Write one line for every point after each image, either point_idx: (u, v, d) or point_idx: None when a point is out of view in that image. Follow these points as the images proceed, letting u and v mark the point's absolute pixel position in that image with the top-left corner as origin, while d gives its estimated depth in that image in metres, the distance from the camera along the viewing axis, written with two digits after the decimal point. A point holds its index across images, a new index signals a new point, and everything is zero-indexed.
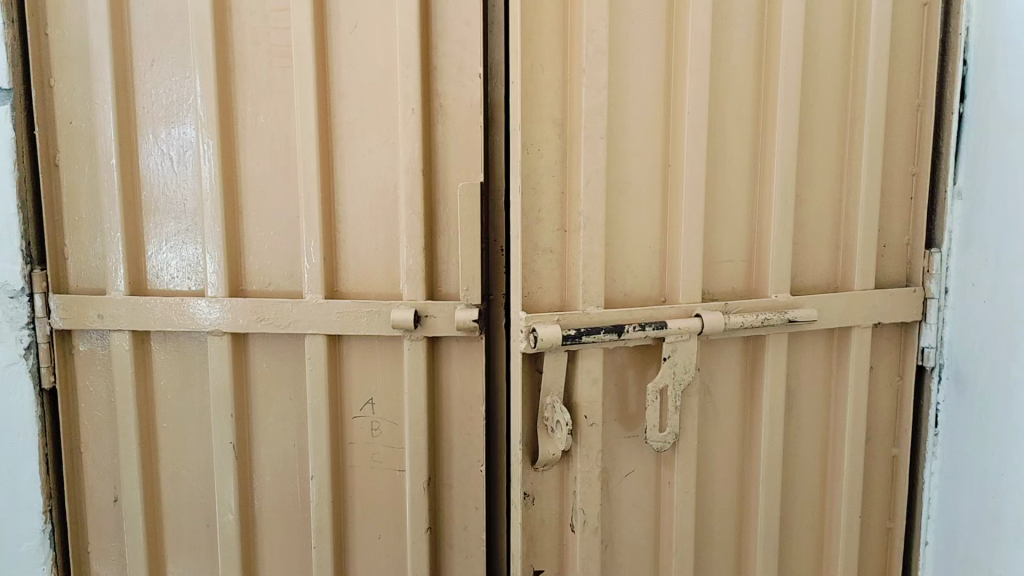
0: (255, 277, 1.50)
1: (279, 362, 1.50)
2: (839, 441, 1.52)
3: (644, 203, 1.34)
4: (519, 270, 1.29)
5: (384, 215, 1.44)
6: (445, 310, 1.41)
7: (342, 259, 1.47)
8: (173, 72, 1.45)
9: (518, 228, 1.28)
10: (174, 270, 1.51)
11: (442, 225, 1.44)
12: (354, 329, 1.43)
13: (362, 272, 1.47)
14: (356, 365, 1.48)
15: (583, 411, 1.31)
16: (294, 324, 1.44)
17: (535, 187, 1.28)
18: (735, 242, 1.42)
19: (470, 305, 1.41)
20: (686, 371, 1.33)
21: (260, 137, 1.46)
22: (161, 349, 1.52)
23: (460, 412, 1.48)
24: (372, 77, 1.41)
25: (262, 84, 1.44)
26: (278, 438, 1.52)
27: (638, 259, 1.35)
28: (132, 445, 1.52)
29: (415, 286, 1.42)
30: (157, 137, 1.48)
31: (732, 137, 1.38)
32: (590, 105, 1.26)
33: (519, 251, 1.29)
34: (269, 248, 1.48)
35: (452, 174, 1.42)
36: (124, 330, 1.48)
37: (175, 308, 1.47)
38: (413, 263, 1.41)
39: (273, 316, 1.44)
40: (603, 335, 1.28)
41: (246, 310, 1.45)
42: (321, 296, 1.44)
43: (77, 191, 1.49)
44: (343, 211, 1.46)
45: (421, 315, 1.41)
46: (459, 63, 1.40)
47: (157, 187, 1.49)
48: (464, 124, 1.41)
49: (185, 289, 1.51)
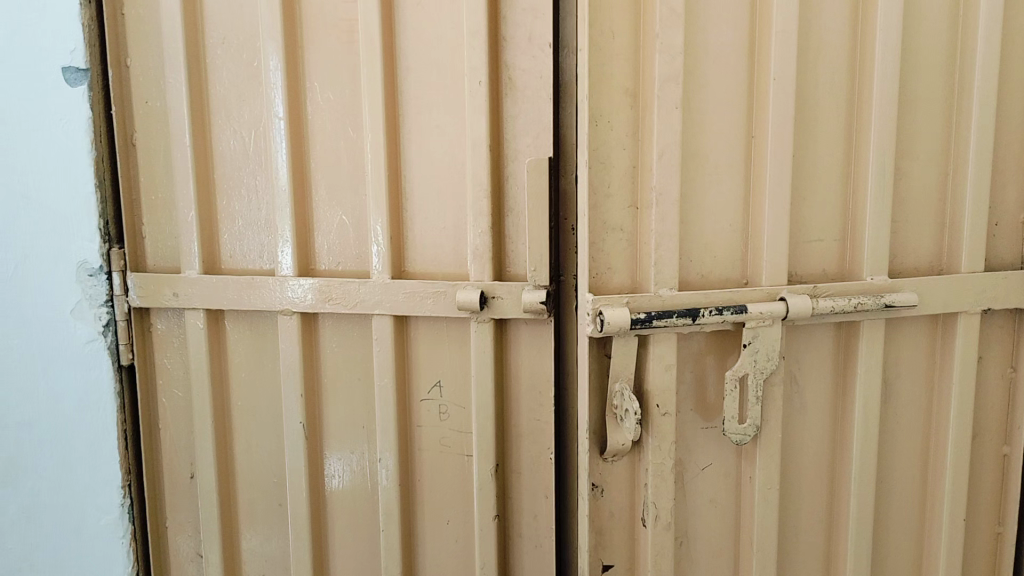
0: (324, 257, 1.48)
1: (347, 343, 1.48)
2: (942, 437, 1.39)
3: (725, 177, 1.25)
4: (586, 250, 1.22)
5: (452, 192, 1.39)
6: (512, 292, 1.36)
7: (410, 238, 1.43)
8: (243, 51, 1.44)
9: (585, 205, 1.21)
10: (246, 249, 1.50)
11: (511, 202, 1.38)
12: (422, 310, 1.40)
13: (430, 251, 1.43)
14: (424, 347, 1.45)
15: (655, 400, 1.23)
16: (362, 303, 1.42)
17: (604, 161, 1.21)
18: (826, 220, 1.31)
19: (538, 286, 1.34)
20: (769, 359, 1.23)
21: (328, 115, 1.43)
22: (233, 328, 1.52)
23: (530, 398, 1.42)
24: (439, 47, 1.36)
25: (330, 59, 1.41)
26: (347, 419, 1.50)
27: (717, 238, 1.26)
28: (207, 424, 1.53)
29: (483, 266, 1.36)
30: (228, 116, 1.47)
31: (822, 106, 1.28)
32: (664, 72, 1.18)
33: (586, 230, 1.22)
34: (338, 228, 1.46)
35: (519, 150, 1.36)
36: (198, 309, 1.49)
37: (245, 287, 1.46)
38: (480, 242, 1.36)
39: (340, 297, 1.42)
40: (676, 319, 1.19)
41: (314, 292, 1.43)
42: (388, 276, 1.41)
43: (154, 170, 1.51)
44: (410, 189, 1.42)
45: (488, 296, 1.36)
46: (529, 33, 1.33)
47: (229, 167, 1.48)
48: (533, 96, 1.34)
49: (257, 268, 1.50)
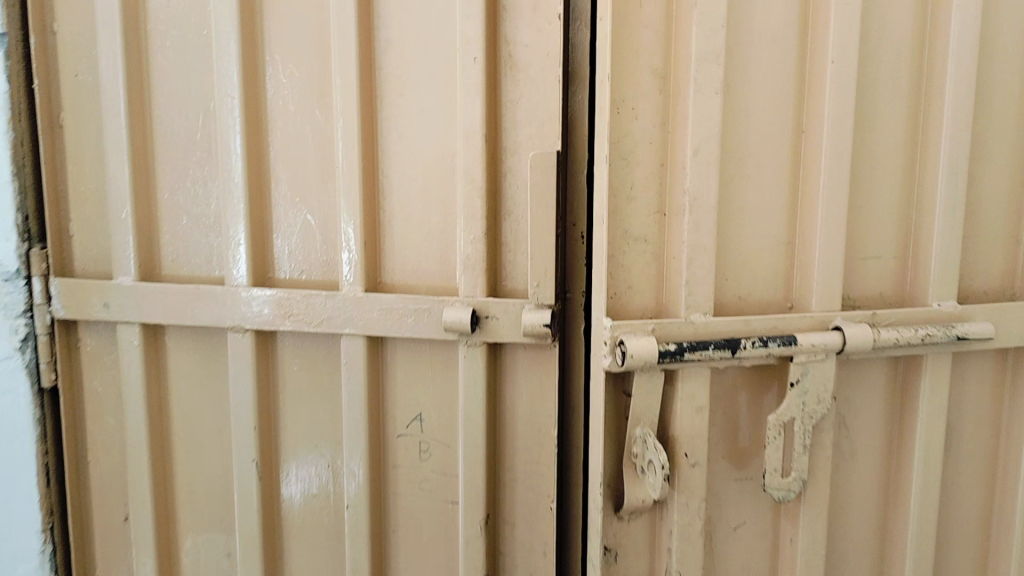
0: (285, 264, 1.25)
1: (311, 366, 1.25)
2: (1010, 490, 1.18)
3: (770, 179, 1.03)
4: (603, 265, 1.00)
5: (437, 191, 1.17)
6: (510, 311, 1.14)
7: (387, 244, 1.21)
8: (190, 17, 1.21)
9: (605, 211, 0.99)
10: (191, 252, 1.27)
11: (509, 204, 1.15)
12: (400, 330, 1.18)
13: (410, 259, 1.20)
14: (401, 373, 1.22)
15: (683, 448, 1.02)
16: (328, 321, 1.19)
17: (628, 157, 0.98)
18: (885, 233, 1.09)
19: (541, 305, 1.12)
20: (820, 401, 1.03)
21: (290, 95, 1.20)
22: (176, 346, 1.29)
23: (528, 437, 1.20)
24: (426, 16, 1.13)
25: (294, 28, 1.18)
26: (309, 456, 1.27)
27: (759, 252, 1.04)
28: (142, 458, 1.30)
29: (474, 280, 1.15)
30: (172, 94, 1.23)
31: (885, 96, 1.07)
32: (703, 50, 0.95)
33: (605, 241, 0.99)
34: (302, 230, 1.23)
35: (519, 141, 1.13)
36: (133, 322, 1.26)
37: (189, 297, 1.23)
38: (471, 251, 1.14)
39: (303, 312, 1.20)
40: (712, 352, 0.98)
41: (271, 305, 1.21)
42: (361, 290, 1.18)
43: (84, 158, 1.27)
44: (387, 186, 1.19)
45: (480, 315, 1.14)
46: (535, 0, 1.10)
47: (172, 155, 1.25)
48: (538, 78, 1.11)
49: (204, 275, 1.27)
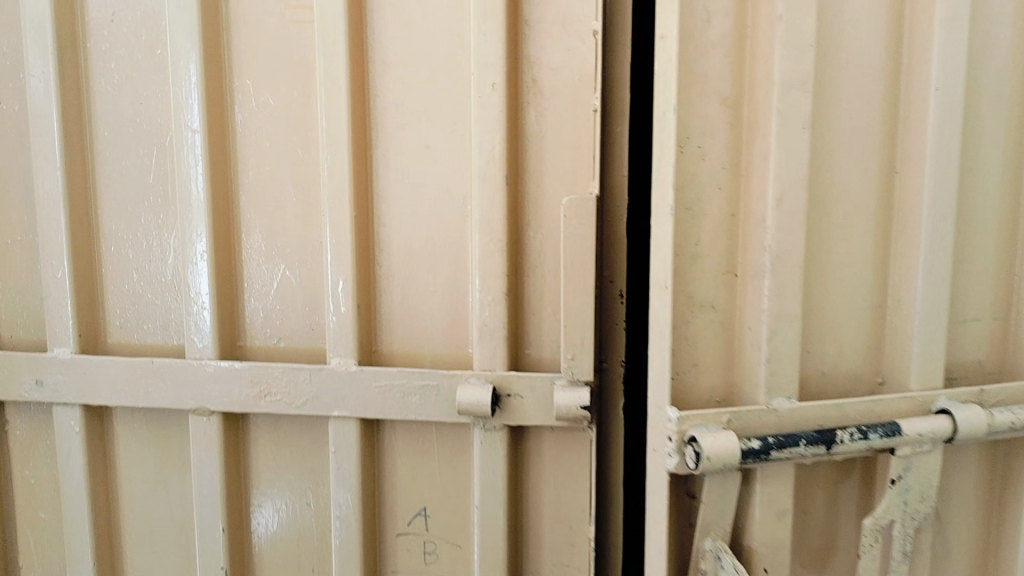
0: (258, 330, 1.03)
1: (293, 452, 1.04)
2: None
3: (859, 229, 0.85)
4: (665, 341, 0.80)
5: (445, 242, 0.97)
6: (537, 388, 0.94)
7: (384, 306, 1.00)
8: (139, 33, 1.00)
9: (666, 274, 0.79)
10: (144, 316, 1.05)
11: (533, 258, 0.95)
12: (402, 413, 0.97)
13: (412, 323, 0.99)
14: (401, 459, 1.02)
15: (761, 562, 0.83)
16: (313, 402, 0.98)
17: (693, 208, 0.79)
18: (988, 291, 0.91)
19: (575, 382, 0.92)
20: (923, 500, 0.86)
21: (264, 125, 0.99)
22: (126, 428, 1.07)
23: (556, 536, 1.00)
24: (429, 32, 0.93)
25: (268, 47, 0.97)
26: (291, 558, 1.07)
27: (844, 318, 0.86)
28: (88, 560, 1.09)
29: (493, 351, 0.95)
30: (118, 127, 1.02)
31: (992, 127, 0.88)
32: (788, 74, 0.76)
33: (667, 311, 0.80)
34: (280, 289, 1.01)
35: (546, 182, 0.93)
36: (71, 403, 1.04)
37: (140, 373, 1.01)
38: (490, 316, 0.95)
39: (282, 391, 0.99)
40: (803, 449, 0.79)
41: (243, 382, 0.99)
42: (354, 363, 0.97)
43: (11, 203, 1.06)
44: (384, 237, 0.98)
45: (501, 393, 0.94)
46: (565, 13, 0.90)
47: (117, 198, 1.04)
48: (568, 106, 0.91)
49: (159, 342, 1.05)
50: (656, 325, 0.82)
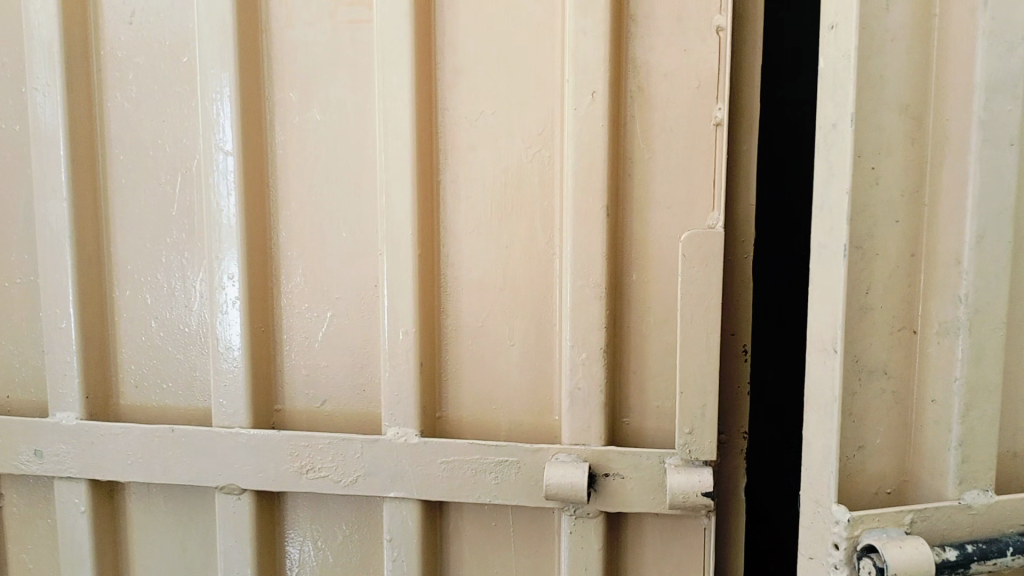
0: (298, 391, 0.85)
1: (338, 538, 0.87)
2: None
3: None
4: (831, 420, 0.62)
5: (527, 287, 0.80)
6: (643, 467, 0.76)
7: (451, 364, 0.82)
8: (161, 38, 0.84)
9: (834, 333, 0.61)
10: (162, 373, 0.88)
11: (636, 306, 0.77)
12: (475, 496, 0.79)
13: (485, 385, 0.82)
14: (469, 548, 0.84)
15: None
16: (365, 481, 0.81)
17: (865, 247, 0.62)
18: None
19: (691, 461, 0.74)
20: None
21: (309, 147, 0.82)
22: (140, 505, 0.91)
23: None
24: (511, 32, 0.77)
25: (315, 53, 0.81)
26: None
27: None
28: None
29: (588, 421, 0.77)
30: (134, 150, 0.86)
31: None
32: (992, 78, 0.59)
33: (834, 380, 0.62)
34: (325, 343, 0.84)
35: (654, 213, 0.76)
36: (76, 478, 0.87)
37: (158, 444, 0.84)
38: (584, 377, 0.77)
39: (327, 467, 0.81)
40: (1010, 560, 0.61)
41: (279, 454, 0.82)
42: (415, 434, 0.80)
43: (9, 239, 0.90)
44: (451, 280, 0.81)
45: (599, 474, 0.77)
46: (682, 6, 0.73)
47: (133, 234, 0.87)
48: (685, 121, 0.74)
49: (179, 404, 0.88)
50: (816, 396, 0.64)
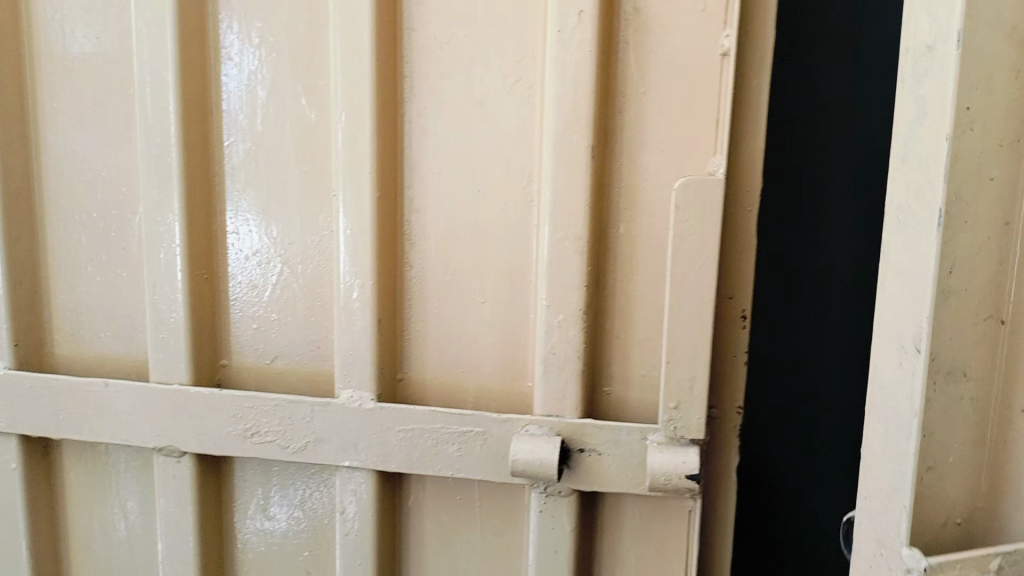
0: (247, 345, 0.77)
1: (287, 506, 0.79)
2: None
3: None
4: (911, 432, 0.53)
5: (499, 236, 0.70)
6: (622, 444, 0.67)
7: (413, 321, 0.74)
8: None
9: (921, 328, 0.52)
10: (97, 320, 0.80)
11: (622, 262, 0.68)
12: (433, 469, 0.71)
13: (451, 346, 0.73)
14: (431, 522, 0.76)
15: None
16: (315, 448, 0.72)
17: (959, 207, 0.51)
18: None
19: (676, 439, 0.66)
20: None
21: (259, 72, 0.72)
22: (77, 461, 0.83)
23: None
24: None
25: None
26: None
27: None
28: None
29: (561, 390, 0.69)
30: (65, 71, 0.77)
31: None
32: None
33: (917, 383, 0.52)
34: (274, 293, 0.76)
35: (645, 157, 0.66)
36: (6, 432, 0.80)
37: (91, 398, 0.77)
38: (559, 340, 0.68)
39: (273, 431, 0.73)
40: None
41: (221, 416, 0.74)
42: (370, 398, 0.72)
43: None
44: (415, 227, 0.72)
45: (573, 449, 0.68)
46: None
47: (67, 165, 0.78)
48: (685, 49, 0.64)
49: (115, 354, 0.80)
50: (895, 406, 0.54)
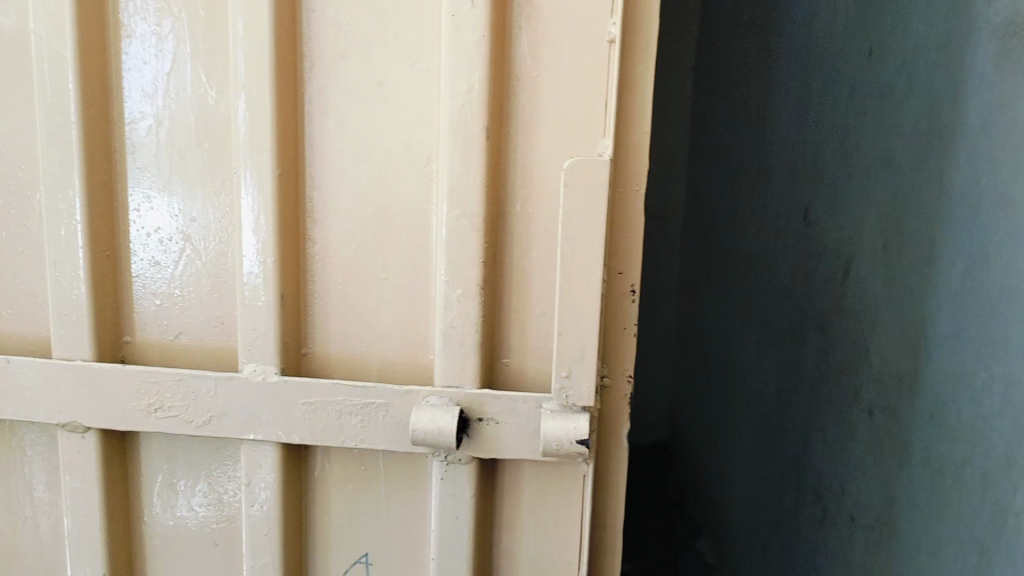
0: (152, 322, 0.78)
1: (194, 479, 0.80)
2: None
3: None
4: None
5: (399, 213, 0.73)
6: (517, 412, 0.71)
7: (317, 296, 0.75)
8: None
9: None
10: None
11: (517, 238, 0.71)
12: (337, 439, 0.73)
13: (355, 321, 0.75)
14: (336, 491, 0.78)
15: None
16: (221, 420, 0.74)
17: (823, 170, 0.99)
18: None
19: (568, 407, 0.69)
20: None
21: (160, 50, 0.73)
22: None
23: None
24: None
25: None
26: None
27: None
28: None
29: (460, 362, 0.72)
30: None
31: None
32: None
33: None
34: (179, 270, 0.76)
35: (537, 138, 0.69)
36: None
37: None
38: (457, 313, 0.71)
39: (178, 405, 0.74)
40: None
41: (124, 391, 0.75)
42: (274, 372, 0.73)
43: None
44: (317, 204, 0.74)
45: (471, 418, 0.71)
46: None
47: None
48: (575, 35, 0.67)
49: (15, 331, 0.80)
50: None
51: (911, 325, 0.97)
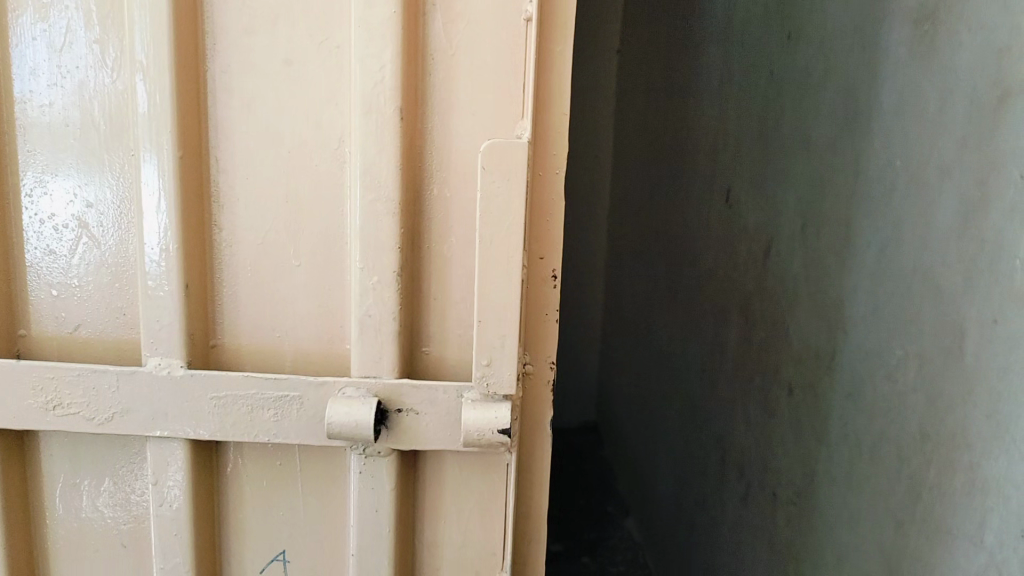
0: (49, 315, 0.73)
1: (99, 478, 0.76)
2: None
3: None
4: None
5: (311, 197, 0.70)
6: (437, 402, 0.69)
7: (225, 284, 0.72)
8: None
9: None
10: None
11: (434, 223, 0.69)
12: (248, 433, 0.70)
13: (266, 311, 0.72)
14: (249, 486, 0.75)
15: None
16: (124, 416, 0.70)
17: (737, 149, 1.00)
18: None
19: (489, 396, 0.68)
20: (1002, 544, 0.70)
21: (50, 24, 0.68)
22: None
23: None
24: None
25: None
26: None
27: None
28: None
29: (376, 351, 0.69)
30: None
31: None
32: None
33: None
34: (77, 259, 0.72)
35: (454, 119, 0.67)
36: None
37: None
38: (373, 301, 0.69)
39: (77, 401, 0.70)
40: None
41: (19, 388, 0.70)
42: (181, 365, 0.70)
43: None
44: (223, 189, 0.70)
45: (389, 409, 0.69)
46: None
47: None
48: (492, 12, 0.65)
49: None
50: None
51: (830, 305, 0.98)
